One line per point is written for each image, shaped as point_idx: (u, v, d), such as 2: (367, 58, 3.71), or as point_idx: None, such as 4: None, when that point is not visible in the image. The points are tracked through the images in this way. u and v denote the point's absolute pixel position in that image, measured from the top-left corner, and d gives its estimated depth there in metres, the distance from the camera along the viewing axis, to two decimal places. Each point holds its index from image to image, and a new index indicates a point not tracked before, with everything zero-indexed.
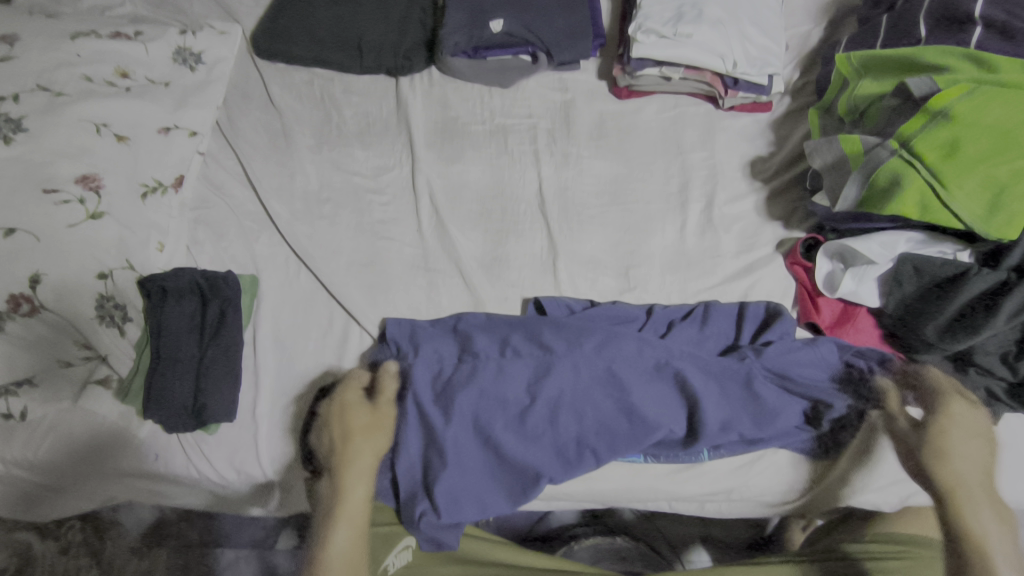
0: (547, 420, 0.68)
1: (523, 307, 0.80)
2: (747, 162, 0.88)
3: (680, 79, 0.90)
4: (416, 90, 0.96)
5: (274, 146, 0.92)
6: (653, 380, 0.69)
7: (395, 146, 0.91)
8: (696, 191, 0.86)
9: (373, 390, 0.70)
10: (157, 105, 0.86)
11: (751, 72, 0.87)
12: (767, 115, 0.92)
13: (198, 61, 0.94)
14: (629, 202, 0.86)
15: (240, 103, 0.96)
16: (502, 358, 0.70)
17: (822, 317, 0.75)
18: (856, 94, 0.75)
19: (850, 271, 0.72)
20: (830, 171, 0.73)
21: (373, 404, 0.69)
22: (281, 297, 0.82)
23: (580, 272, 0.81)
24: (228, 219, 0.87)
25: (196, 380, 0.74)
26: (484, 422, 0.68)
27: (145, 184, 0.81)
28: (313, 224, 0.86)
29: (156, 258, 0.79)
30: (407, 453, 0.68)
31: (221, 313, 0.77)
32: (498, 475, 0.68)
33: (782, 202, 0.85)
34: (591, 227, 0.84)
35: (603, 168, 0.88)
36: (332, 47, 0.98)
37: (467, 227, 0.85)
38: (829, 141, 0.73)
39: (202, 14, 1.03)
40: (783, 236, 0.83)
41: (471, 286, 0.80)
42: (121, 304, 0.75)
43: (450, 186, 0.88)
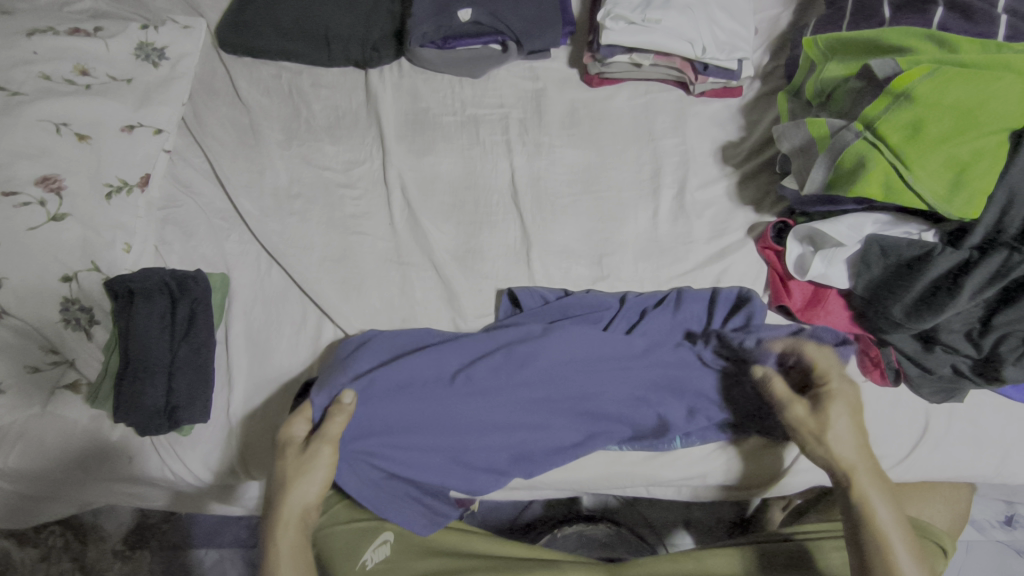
0: (510, 420, 0.69)
1: (498, 298, 0.80)
2: (718, 148, 0.88)
3: (651, 65, 0.90)
4: (386, 82, 0.94)
5: (243, 142, 0.90)
6: (614, 364, 0.71)
7: (365, 140, 0.90)
8: (668, 177, 0.86)
9: (308, 449, 0.64)
10: (120, 103, 0.84)
11: (721, 57, 0.86)
12: (738, 100, 0.92)
13: (162, 56, 0.92)
14: (601, 191, 0.86)
15: (206, 98, 0.94)
16: (461, 347, 0.72)
17: (794, 300, 0.76)
18: (823, 77, 0.75)
19: (820, 254, 0.72)
20: (798, 155, 0.73)
21: (306, 461, 0.63)
22: (253, 295, 0.81)
23: (553, 261, 0.81)
24: (197, 217, 0.85)
25: (167, 383, 0.73)
26: (447, 425, 0.68)
27: (109, 184, 0.80)
28: (284, 221, 0.85)
29: (122, 258, 0.77)
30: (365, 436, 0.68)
31: (191, 313, 0.76)
32: (462, 454, 0.69)
33: (752, 186, 0.85)
34: (564, 216, 0.84)
35: (575, 157, 0.88)
36: (299, 40, 0.96)
37: (439, 220, 0.84)
38: (796, 125, 0.74)
39: (165, 8, 1.00)
40: (754, 221, 0.83)
41: (444, 279, 0.80)
42: (87, 306, 0.73)
43: (421, 178, 0.87)
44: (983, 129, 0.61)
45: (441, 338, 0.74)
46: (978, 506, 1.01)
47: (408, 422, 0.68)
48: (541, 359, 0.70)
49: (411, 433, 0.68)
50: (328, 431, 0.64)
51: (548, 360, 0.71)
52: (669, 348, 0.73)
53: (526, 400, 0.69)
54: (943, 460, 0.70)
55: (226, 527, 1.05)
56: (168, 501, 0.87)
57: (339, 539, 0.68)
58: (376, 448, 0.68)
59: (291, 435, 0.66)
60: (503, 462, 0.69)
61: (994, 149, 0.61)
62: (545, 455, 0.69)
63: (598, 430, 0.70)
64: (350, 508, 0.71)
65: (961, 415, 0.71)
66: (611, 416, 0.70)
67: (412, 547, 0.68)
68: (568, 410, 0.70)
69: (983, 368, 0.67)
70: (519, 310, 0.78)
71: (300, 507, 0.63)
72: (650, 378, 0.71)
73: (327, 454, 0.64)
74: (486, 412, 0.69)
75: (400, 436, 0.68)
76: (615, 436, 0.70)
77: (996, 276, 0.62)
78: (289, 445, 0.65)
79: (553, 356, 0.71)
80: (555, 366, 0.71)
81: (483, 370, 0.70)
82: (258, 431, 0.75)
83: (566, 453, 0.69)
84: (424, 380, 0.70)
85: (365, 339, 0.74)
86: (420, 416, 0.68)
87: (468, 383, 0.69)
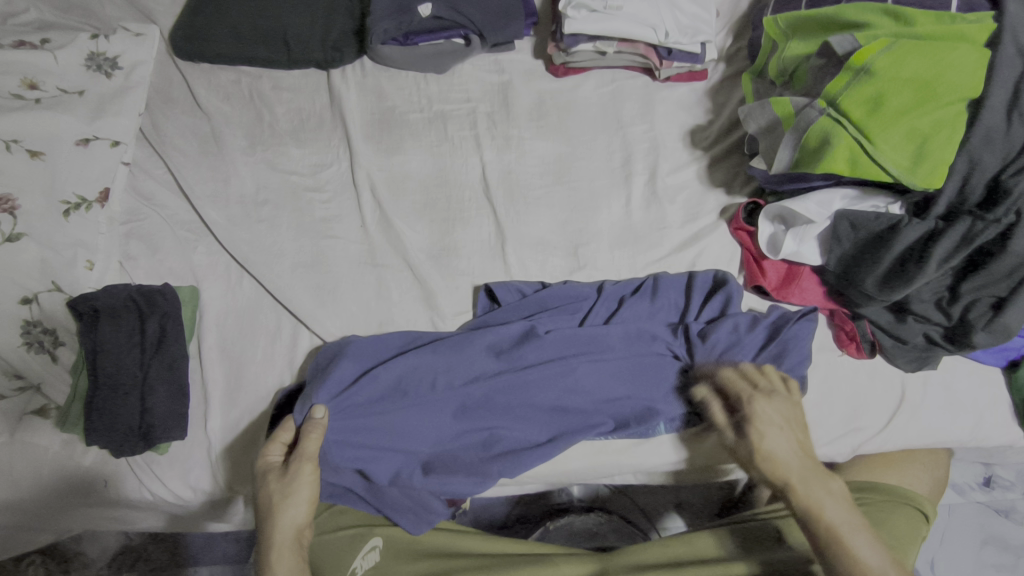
0: (487, 419, 0.68)
1: (475, 295, 0.80)
2: (686, 132, 0.89)
3: (615, 53, 0.89)
4: (349, 82, 0.93)
5: (205, 150, 0.88)
6: (593, 355, 0.71)
7: (331, 142, 0.89)
8: (638, 164, 0.86)
9: (289, 471, 0.63)
10: (72, 115, 0.81)
11: (684, 41, 0.86)
12: (703, 84, 0.92)
13: (114, 66, 0.89)
14: (572, 180, 0.85)
15: (164, 107, 0.91)
16: (439, 347, 0.71)
17: (769, 279, 0.76)
18: (785, 56, 0.75)
19: (791, 232, 0.73)
20: (765, 134, 0.74)
21: (289, 484, 0.63)
22: (225, 306, 0.79)
23: (529, 254, 0.81)
24: (161, 230, 0.83)
25: (140, 401, 0.71)
26: (424, 428, 0.68)
27: (67, 201, 0.77)
28: (253, 229, 0.83)
29: (85, 277, 0.75)
30: (344, 447, 0.66)
31: (162, 328, 0.74)
32: (445, 456, 0.68)
33: (722, 169, 0.86)
34: (537, 209, 0.84)
35: (545, 148, 0.88)
36: (257, 43, 0.94)
37: (412, 219, 0.83)
38: (761, 105, 0.74)
39: (115, 15, 0.97)
40: (726, 202, 0.84)
41: (420, 278, 0.79)
42: (50, 328, 0.71)
43: (391, 178, 0.86)
44: (942, 100, 0.61)
45: (418, 340, 0.74)
46: (957, 469, 1.03)
47: (389, 428, 0.67)
48: (516, 356, 0.70)
49: (388, 438, 0.67)
50: (305, 450, 0.63)
51: (528, 355, 0.70)
52: (647, 336, 0.73)
53: (508, 399, 0.69)
54: (922, 427, 0.71)
55: (213, 544, 1.03)
56: (150, 522, 0.85)
57: (329, 548, 0.67)
58: (359, 459, 0.66)
59: (269, 461, 0.65)
60: (480, 463, 0.68)
61: (953, 118, 0.61)
62: (523, 452, 0.68)
63: (578, 422, 0.69)
64: (338, 515, 0.70)
65: (936, 381, 0.72)
66: (591, 407, 0.70)
67: (402, 550, 0.67)
68: (548, 405, 0.69)
69: (954, 334, 0.68)
70: (497, 304, 0.77)
71: (292, 529, 0.62)
72: (631, 366, 0.71)
73: (308, 470, 0.63)
74: (463, 413, 0.69)
75: (377, 442, 0.67)
76: (601, 427, 0.70)
77: (962, 244, 0.63)
78: (269, 471, 0.64)
79: (529, 352, 0.70)
80: (534, 361, 0.70)
81: (462, 371, 0.69)
82: (238, 444, 0.74)
83: (544, 448, 0.68)
84: (403, 384, 0.69)
85: (342, 344, 0.73)
86: (401, 421, 0.67)
87: (445, 386, 0.69)
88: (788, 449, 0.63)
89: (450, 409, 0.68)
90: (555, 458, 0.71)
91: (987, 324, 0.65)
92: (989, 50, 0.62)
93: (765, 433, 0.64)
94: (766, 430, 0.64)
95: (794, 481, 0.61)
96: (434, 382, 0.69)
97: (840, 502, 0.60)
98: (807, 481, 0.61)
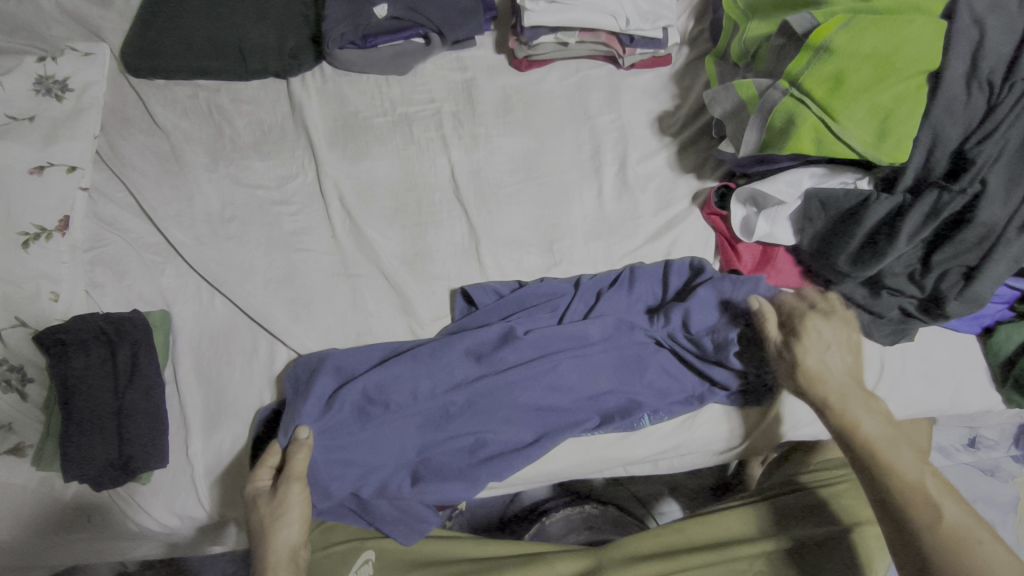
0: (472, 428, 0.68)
1: (452, 298, 0.79)
2: (655, 119, 0.88)
3: (577, 43, 0.88)
4: (309, 89, 0.91)
5: (165, 169, 0.86)
6: (574, 352, 0.70)
7: (295, 152, 0.87)
8: (608, 154, 0.85)
9: (278, 493, 0.62)
10: (24, 143, 0.79)
11: (645, 27, 0.86)
12: (668, 69, 0.91)
13: (65, 88, 0.86)
14: (543, 175, 0.85)
15: (120, 128, 0.89)
16: (418, 354, 0.69)
17: (744, 262, 0.77)
18: (745, 37, 0.74)
19: (763, 215, 0.73)
20: (730, 118, 0.74)
21: (279, 505, 0.62)
22: (198, 329, 0.78)
23: (504, 254, 0.80)
24: (127, 255, 0.81)
25: (117, 434, 0.69)
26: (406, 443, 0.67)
27: (25, 232, 0.75)
28: (221, 247, 0.81)
29: (51, 308, 0.73)
30: (331, 465, 0.65)
31: (133, 356, 0.72)
32: (434, 466, 0.68)
33: (692, 153, 0.85)
34: (509, 207, 0.83)
35: (513, 145, 0.86)
36: (210, 55, 0.91)
37: (383, 226, 0.82)
38: (725, 88, 0.73)
39: (62, 36, 0.94)
40: (697, 188, 0.83)
41: (395, 286, 0.78)
42: (17, 365, 0.70)
43: (359, 185, 0.84)
44: (901, 74, 0.61)
45: (398, 348, 0.73)
46: (939, 433, 1.05)
47: (374, 442, 0.66)
48: (498, 360, 0.70)
49: (373, 453, 0.66)
50: (292, 470, 0.62)
51: (511, 358, 0.70)
52: (628, 328, 0.73)
53: (494, 404, 0.68)
54: (902, 398, 0.72)
55: (211, 563, 1.03)
56: (140, 550, 0.85)
57: (319, 565, 0.66)
58: (348, 476, 0.66)
59: (257, 486, 0.64)
60: (466, 469, 0.68)
61: (914, 92, 0.61)
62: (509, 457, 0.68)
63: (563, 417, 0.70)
64: (329, 531, 0.70)
65: (914, 352, 0.73)
66: (576, 404, 0.70)
67: (396, 561, 0.66)
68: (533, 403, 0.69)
69: (928, 305, 0.69)
70: (475, 307, 0.77)
71: (286, 549, 0.61)
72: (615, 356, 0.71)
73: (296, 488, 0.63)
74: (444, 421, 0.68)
75: (361, 458, 0.66)
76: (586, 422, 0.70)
77: (932, 215, 0.63)
78: (258, 495, 0.63)
79: (510, 353, 0.70)
80: (517, 364, 0.70)
81: (444, 376, 0.68)
82: (221, 469, 0.72)
83: (532, 448, 0.68)
84: (383, 396, 0.67)
85: (319, 357, 0.72)
86: (386, 434, 0.67)
87: (428, 393, 0.68)
88: (836, 367, 0.63)
89: (435, 417, 0.68)
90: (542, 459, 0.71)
91: (960, 293, 0.65)
92: (945, 21, 0.61)
93: (816, 349, 0.64)
94: (815, 353, 0.63)
95: (831, 399, 0.60)
96: (413, 393, 0.68)
97: (880, 419, 0.58)
98: (845, 403, 0.60)
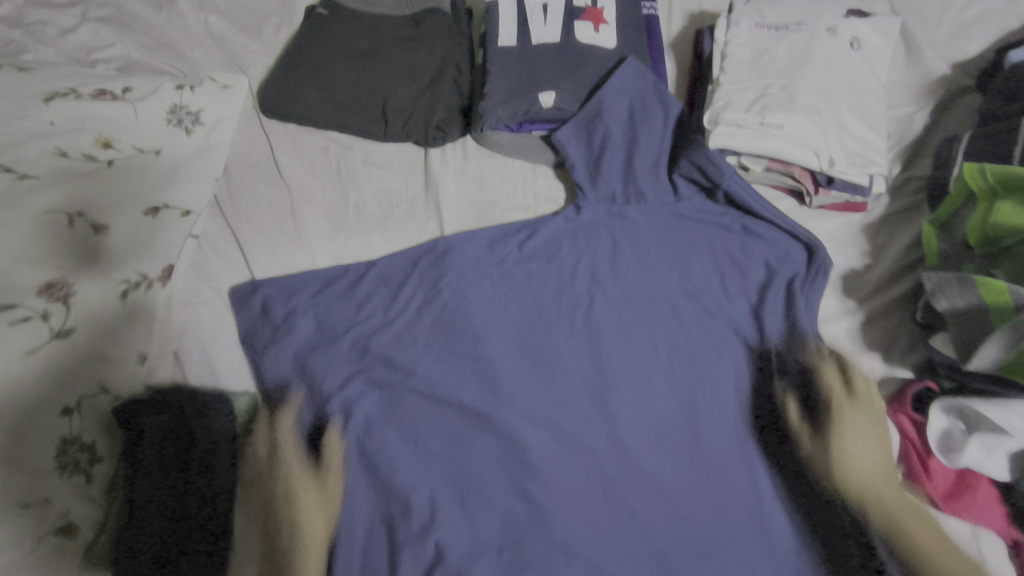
0: None
1: (633, 486, 0.64)
2: (836, 276, 0.74)
3: (762, 170, 0.76)
4: (448, 166, 0.83)
5: (283, 231, 0.79)
6: (557, 418, 0.68)
7: (422, 235, 0.79)
8: (778, 310, 0.72)
9: None
10: (146, 183, 0.73)
11: (850, 172, 0.72)
12: (860, 217, 0.77)
13: (196, 121, 0.81)
14: (695, 318, 0.72)
15: (243, 173, 0.83)
16: (554, 434, 0.67)
17: (935, 486, 0.63)
18: (992, 222, 0.61)
19: (976, 439, 0.60)
20: (955, 319, 0.60)
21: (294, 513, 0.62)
22: (278, 427, 0.68)
23: (637, 417, 0.67)
24: (224, 319, 0.74)
25: (175, 538, 0.59)
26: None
27: (126, 280, 0.68)
28: (326, 334, 0.73)
29: (134, 372, 0.66)
30: (514, 436, 0.67)
31: (212, 447, 0.64)
32: (541, 424, 0.68)
33: (879, 329, 0.71)
34: (644, 354, 0.71)
35: (660, 276, 0.75)
36: (349, 107, 0.84)
37: (501, 334, 0.72)
38: (958, 280, 0.60)
39: (204, 61, 0.89)
40: (882, 374, 0.69)
41: (510, 418, 0.67)
42: (89, 442, 0.60)
43: (483, 289, 0.74)
44: None
45: (551, 412, 0.68)
46: None
47: (513, 428, 0.67)
48: (556, 427, 0.67)
49: (423, 457, 0.67)
50: None
51: (531, 412, 0.68)
52: (578, 395, 0.69)
53: (523, 433, 0.67)
54: None
55: None
56: None
57: None
58: (539, 436, 0.67)
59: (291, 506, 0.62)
60: (535, 428, 0.67)
61: None
62: (455, 350, 0.71)
63: (580, 412, 0.68)
64: None
65: None
66: (577, 431, 0.67)
67: None
68: (620, 362, 0.70)
69: None
70: None
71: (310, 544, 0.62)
72: (663, 235, 0.77)
73: (256, 358, 0.72)
74: (642, 305, 0.73)
75: (538, 440, 0.67)
76: (639, 392, 0.69)
77: None
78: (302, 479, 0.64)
79: (484, 413, 0.68)
80: (532, 414, 0.68)
81: (540, 404, 0.68)
82: None
83: (518, 397, 0.69)
84: None
85: (514, 462, 0.66)
86: (533, 424, 0.67)
87: (500, 421, 0.67)
88: None
89: None
90: (548, 425, 0.68)
91: None
92: None
93: None
94: None
95: None
96: (508, 408, 0.68)
97: None
98: None
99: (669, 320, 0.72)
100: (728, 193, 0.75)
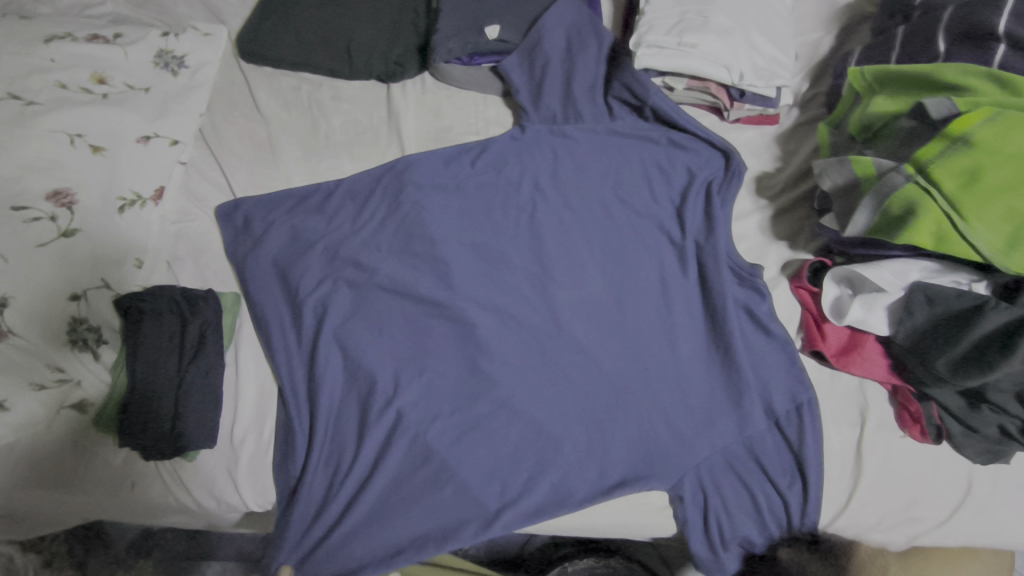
0: None
1: (568, 355, 0.74)
2: (751, 179, 0.84)
3: (684, 89, 0.86)
4: (409, 98, 0.92)
5: (261, 158, 0.89)
6: (502, 302, 0.77)
7: (386, 157, 0.89)
8: (699, 207, 0.82)
9: None
10: (137, 114, 0.82)
11: (759, 85, 0.82)
12: (773, 128, 0.87)
13: (181, 64, 0.91)
14: (626, 218, 0.82)
15: (225, 110, 0.92)
16: (499, 315, 0.77)
17: (829, 345, 0.71)
18: (869, 111, 0.71)
19: (859, 298, 0.68)
20: (839, 195, 0.69)
21: None
22: (261, 319, 0.78)
23: (572, 301, 0.77)
24: (211, 233, 0.84)
25: (173, 406, 0.68)
26: (504, 447, 0.70)
27: (123, 197, 0.77)
28: (300, 242, 0.82)
29: (133, 275, 0.74)
30: (465, 317, 0.76)
31: (201, 334, 0.73)
32: (488, 306, 0.77)
33: (787, 221, 0.81)
34: (579, 248, 0.81)
35: (594, 181, 0.85)
36: (319, 50, 0.94)
37: (456, 234, 0.82)
38: (839, 161, 0.69)
39: (186, 15, 0.99)
40: (788, 258, 0.79)
41: (460, 302, 0.77)
42: (95, 325, 0.69)
43: (440, 199, 0.84)
44: None
45: (496, 297, 0.78)
46: None
47: (463, 310, 0.76)
48: (500, 309, 0.77)
49: (384, 338, 0.76)
50: None
51: (479, 297, 0.78)
52: (522, 283, 0.79)
53: (473, 313, 0.76)
54: (992, 523, 0.66)
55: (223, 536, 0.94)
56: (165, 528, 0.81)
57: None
58: (486, 316, 0.76)
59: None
60: (482, 310, 0.77)
61: None
62: (413, 248, 0.81)
63: (522, 297, 0.78)
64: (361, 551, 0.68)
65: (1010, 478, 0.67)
66: (519, 311, 0.77)
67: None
68: (558, 254, 0.80)
69: None
70: None
71: None
72: (597, 149, 0.87)
73: (239, 264, 0.81)
74: (579, 207, 0.83)
75: (485, 320, 0.76)
76: (575, 279, 0.79)
77: None
78: None
79: (438, 298, 0.77)
80: (480, 299, 0.77)
81: (486, 291, 0.78)
82: (263, 462, 0.72)
83: (467, 285, 0.78)
84: None
85: (464, 339, 0.75)
86: (481, 307, 0.77)
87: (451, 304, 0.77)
88: None
89: None
90: (494, 307, 0.77)
91: None
92: None
93: None
94: None
95: None
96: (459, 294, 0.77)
97: None
98: None
99: (603, 219, 0.82)
100: (654, 109, 0.84)
